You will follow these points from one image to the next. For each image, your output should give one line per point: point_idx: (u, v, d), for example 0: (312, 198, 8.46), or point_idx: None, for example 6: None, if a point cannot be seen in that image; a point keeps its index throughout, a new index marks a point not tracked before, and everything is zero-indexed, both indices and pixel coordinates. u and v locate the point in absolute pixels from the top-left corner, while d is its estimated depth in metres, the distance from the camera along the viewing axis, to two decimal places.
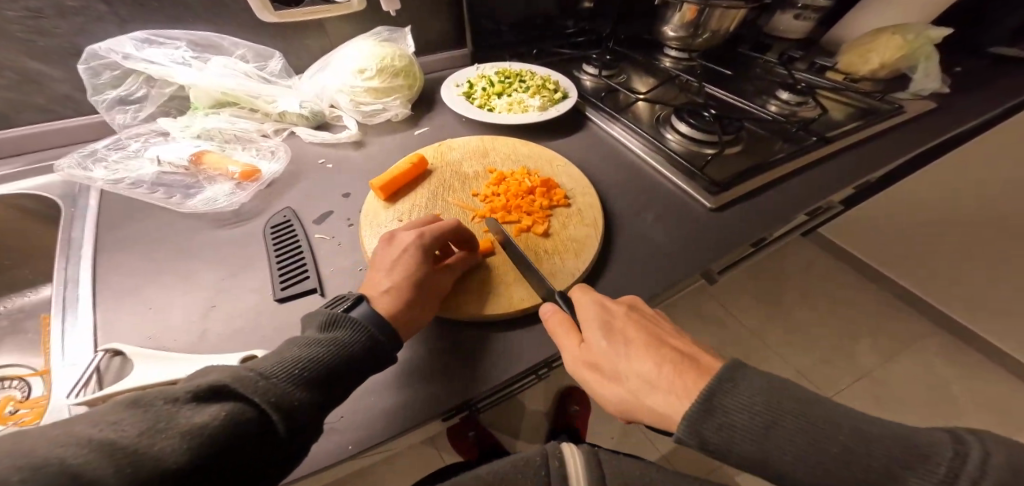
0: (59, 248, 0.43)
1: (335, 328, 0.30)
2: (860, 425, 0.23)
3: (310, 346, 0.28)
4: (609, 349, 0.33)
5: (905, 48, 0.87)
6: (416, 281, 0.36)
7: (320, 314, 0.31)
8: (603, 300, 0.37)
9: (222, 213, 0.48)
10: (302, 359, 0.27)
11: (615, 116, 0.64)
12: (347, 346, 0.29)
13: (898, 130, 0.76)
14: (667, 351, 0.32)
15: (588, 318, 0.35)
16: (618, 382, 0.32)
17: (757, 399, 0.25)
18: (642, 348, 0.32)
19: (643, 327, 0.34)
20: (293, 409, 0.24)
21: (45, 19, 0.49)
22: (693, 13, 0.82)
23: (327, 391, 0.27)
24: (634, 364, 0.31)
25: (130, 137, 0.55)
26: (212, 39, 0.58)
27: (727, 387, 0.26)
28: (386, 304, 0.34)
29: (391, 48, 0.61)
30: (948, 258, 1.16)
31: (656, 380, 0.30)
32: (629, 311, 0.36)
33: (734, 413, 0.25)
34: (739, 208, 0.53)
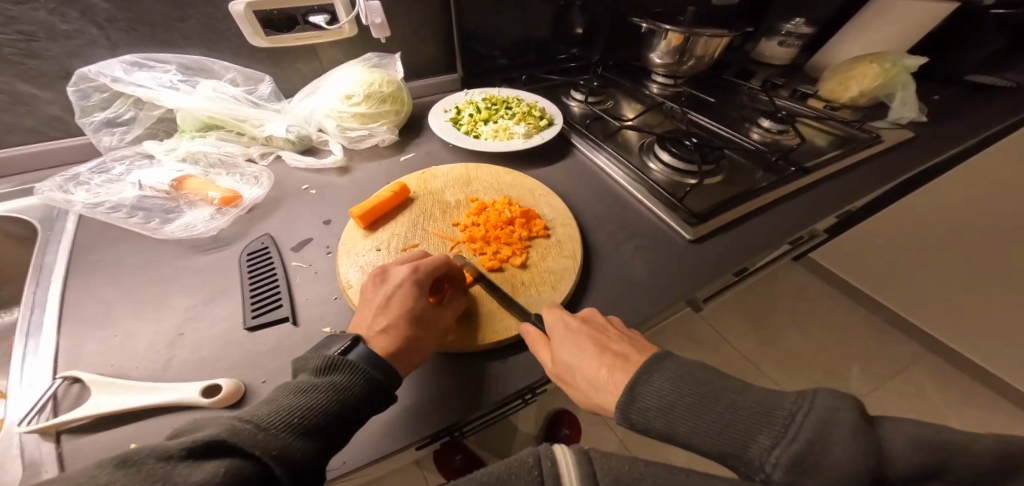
0: (32, 273, 0.43)
1: (332, 372, 0.29)
2: (754, 395, 0.26)
3: (307, 392, 0.27)
4: (566, 358, 0.34)
5: (881, 76, 0.90)
6: (412, 317, 0.36)
7: (315, 359, 0.30)
8: (564, 315, 0.38)
9: (200, 238, 0.48)
10: (299, 407, 0.26)
11: (599, 145, 0.65)
12: (347, 390, 0.28)
13: (877, 160, 0.78)
14: (609, 355, 0.34)
15: (554, 334, 0.37)
16: (576, 387, 0.35)
17: (670, 384, 0.28)
18: (592, 354, 0.34)
19: (592, 333, 0.36)
20: (296, 461, 0.23)
21: (37, 41, 0.49)
22: (678, 40, 0.84)
23: (326, 440, 0.26)
24: (588, 371, 0.33)
25: (115, 160, 0.56)
26: (202, 62, 0.59)
27: (644, 379, 0.29)
28: (384, 344, 0.34)
29: (378, 74, 0.62)
30: (933, 280, 1.18)
31: (605, 384, 0.33)
32: (585, 322, 0.38)
33: (647, 397, 0.28)
34: (719, 238, 0.54)
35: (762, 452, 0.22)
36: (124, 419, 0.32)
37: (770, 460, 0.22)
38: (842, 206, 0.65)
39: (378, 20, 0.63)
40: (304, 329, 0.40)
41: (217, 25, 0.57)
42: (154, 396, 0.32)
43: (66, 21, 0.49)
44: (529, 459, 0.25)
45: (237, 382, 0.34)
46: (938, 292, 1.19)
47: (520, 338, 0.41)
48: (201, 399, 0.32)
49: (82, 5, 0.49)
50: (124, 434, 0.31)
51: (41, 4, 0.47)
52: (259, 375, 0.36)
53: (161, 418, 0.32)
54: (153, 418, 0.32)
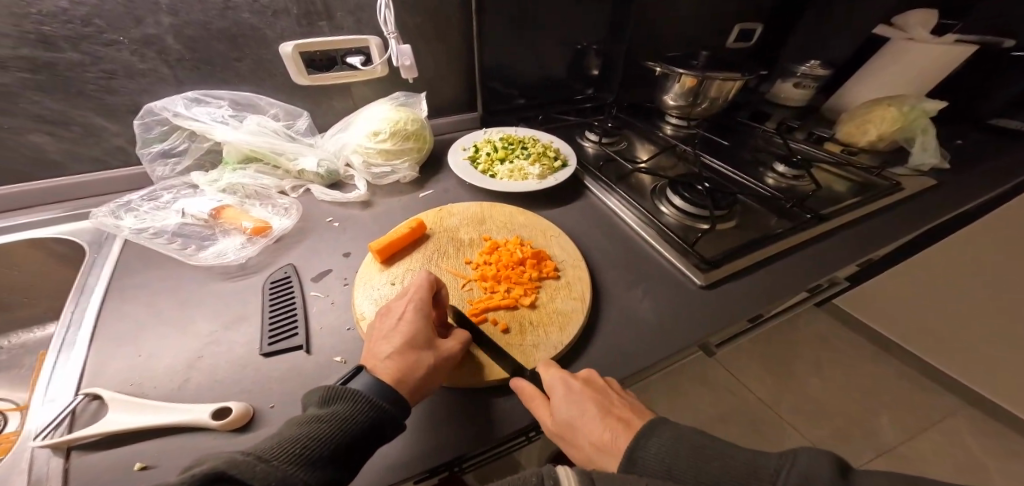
0: (74, 291, 0.46)
1: (334, 403, 0.30)
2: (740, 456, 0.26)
3: (310, 423, 0.28)
4: (568, 421, 0.33)
5: (900, 120, 0.90)
6: (416, 343, 0.36)
7: (320, 391, 0.31)
8: (564, 375, 0.37)
9: (229, 265, 0.51)
10: (302, 438, 0.26)
11: (612, 187, 0.67)
12: (347, 418, 0.29)
13: (899, 208, 0.76)
14: (610, 419, 0.33)
15: (553, 393, 0.36)
16: (579, 450, 0.33)
17: (663, 446, 0.28)
18: (593, 417, 0.33)
19: (593, 395, 0.35)
20: None
21: (117, 79, 0.56)
22: (692, 83, 0.87)
23: (329, 471, 0.26)
24: (587, 433, 0.33)
25: (164, 190, 0.61)
26: (251, 99, 0.65)
27: (641, 441, 0.29)
28: (389, 369, 0.34)
29: (405, 113, 0.66)
30: (968, 328, 1.12)
31: (606, 445, 0.32)
32: (584, 382, 0.36)
33: (648, 461, 0.28)
34: (731, 286, 0.53)
35: None
36: (132, 438, 0.33)
37: None
38: (862, 253, 0.63)
39: (408, 62, 0.68)
40: (316, 357, 0.41)
41: (268, 65, 0.63)
42: (166, 415, 0.34)
43: (143, 60, 0.56)
44: (532, 479, 0.25)
45: (246, 406, 0.35)
46: (975, 341, 1.12)
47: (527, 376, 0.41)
48: (209, 422, 0.33)
49: (158, 47, 0.55)
50: (130, 452, 0.32)
51: (125, 45, 0.53)
52: (268, 400, 0.37)
53: (168, 438, 0.33)
54: (160, 438, 0.33)
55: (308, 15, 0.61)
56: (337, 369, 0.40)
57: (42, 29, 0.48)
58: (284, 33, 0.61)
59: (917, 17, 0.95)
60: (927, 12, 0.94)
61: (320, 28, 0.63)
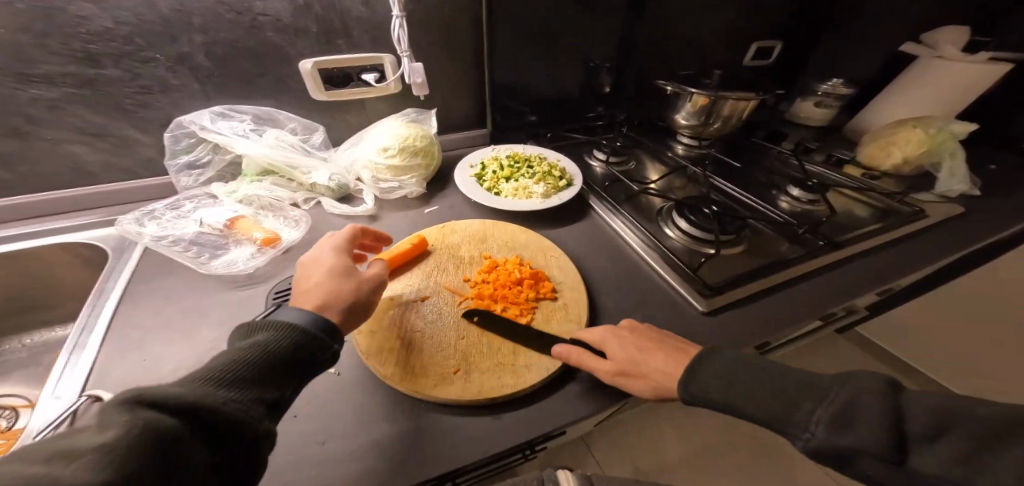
0: (93, 295, 0.49)
1: (255, 336, 0.30)
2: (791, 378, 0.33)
3: (233, 354, 0.28)
4: (626, 355, 0.40)
5: (926, 143, 0.86)
6: (341, 279, 0.40)
7: (240, 329, 0.31)
8: (610, 327, 0.44)
9: (238, 275, 0.53)
10: (223, 369, 0.26)
11: (616, 209, 0.67)
12: (276, 346, 0.30)
13: (922, 237, 0.73)
14: (669, 348, 0.41)
15: (607, 341, 0.43)
16: (647, 379, 0.39)
17: (726, 366, 0.36)
18: (653, 350, 0.41)
19: (646, 337, 0.43)
20: (228, 409, 0.24)
21: (151, 94, 0.60)
22: (705, 102, 0.84)
23: (262, 389, 0.27)
24: (661, 365, 0.39)
25: (187, 199, 0.64)
26: (272, 114, 0.68)
27: (702, 364, 0.37)
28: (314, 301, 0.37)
29: (414, 129, 0.68)
30: (1001, 363, 1.05)
31: (675, 372, 0.38)
32: (633, 331, 0.44)
33: (708, 378, 0.36)
34: (735, 313, 0.52)
35: (805, 418, 0.30)
36: None
37: (812, 421, 0.30)
38: (879, 282, 0.61)
39: (419, 80, 0.70)
40: None
41: (288, 81, 0.67)
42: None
43: (176, 76, 0.59)
44: None
45: None
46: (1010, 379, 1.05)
47: (518, 395, 0.41)
48: None
49: (190, 64, 0.59)
50: None
51: (160, 62, 0.57)
52: None
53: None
54: None
55: (327, 33, 0.64)
56: (331, 381, 0.41)
57: (89, 47, 0.53)
58: (305, 50, 0.64)
59: (947, 34, 0.94)
60: (955, 31, 0.93)
61: (338, 46, 0.66)
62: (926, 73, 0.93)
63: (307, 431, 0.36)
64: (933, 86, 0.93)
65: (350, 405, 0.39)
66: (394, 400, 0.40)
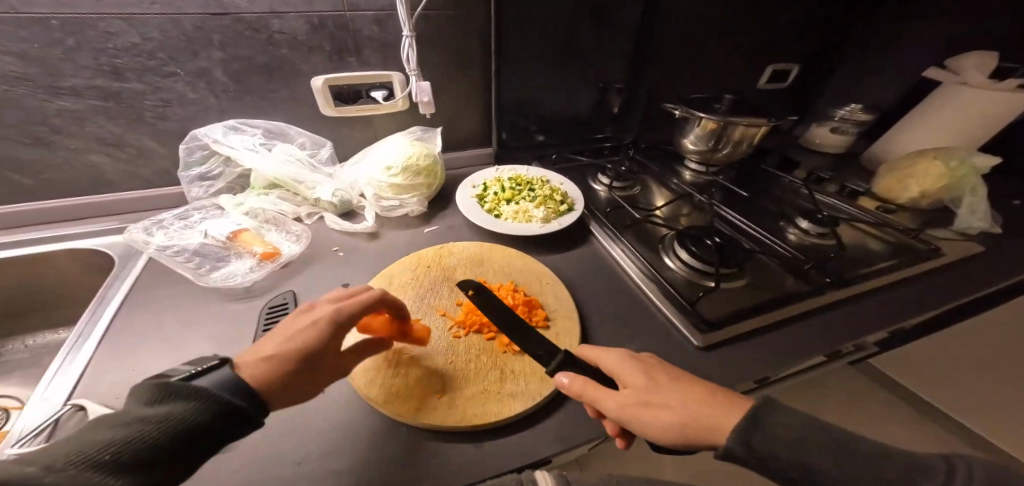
0: (94, 301, 0.51)
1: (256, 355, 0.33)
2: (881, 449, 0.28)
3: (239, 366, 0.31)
4: (648, 385, 0.36)
5: (946, 177, 0.83)
6: (313, 344, 0.35)
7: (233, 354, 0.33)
8: (630, 353, 0.40)
9: (235, 288, 0.54)
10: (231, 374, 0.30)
11: (616, 236, 0.66)
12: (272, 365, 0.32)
13: (937, 276, 0.70)
14: (703, 384, 0.36)
15: (626, 369, 0.38)
16: (670, 408, 0.33)
17: (794, 421, 0.30)
18: (681, 383, 0.36)
19: (672, 369, 0.38)
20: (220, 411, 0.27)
21: (171, 107, 0.62)
22: (712, 127, 0.84)
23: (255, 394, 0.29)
24: (687, 391, 0.34)
25: (195, 209, 0.66)
26: (283, 129, 0.70)
27: (764, 415, 0.31)
28: (257, 371, 0.31)
29: (419, 148, 0.69)
30: None
31: (709, 402, 0.33)
32: (656, 360, 0.39)
33: (776, 429, 0.30)
34: (732, 350, 0.50)
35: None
36: None
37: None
38: (890, 323, 0.58)
39: (426, 98, 0.72)
40: None
41: (301, 96, 0.69)
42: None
43: (194, 90, 0.62)
44: None
45: None
46: None
47: (502, 424, 0.40)
48: None
49: (209, 79, 0.62)
50: None
51: (180, 77, 0.60)
52: None
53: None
54: None
55: (340, 52, 0.66)
56: (313, 401, 0.41)
57: (115, 62, 0.55)
58: (317, 67, 0.66)
59: (975, 59, 0.88)
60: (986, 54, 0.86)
61: (349, 63, 0.67)
62: (956, 102, 0.89)
63: (281, 451, 0.36)
64: (960, 115, 0.89)
65: (330, 426, 0.39)
66: (376, 424, 0.39)
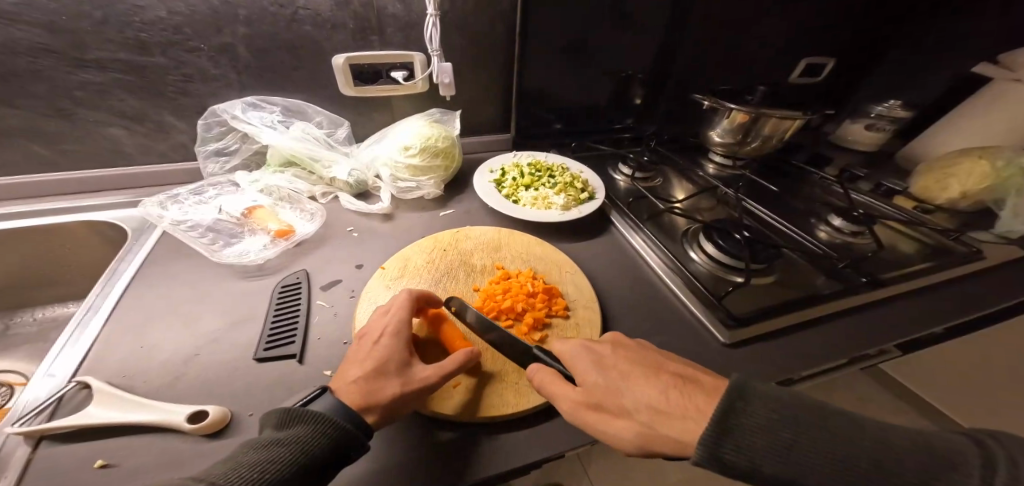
0: (105, 274, 0.50)
1: (294, 425, 0.29)
2: (892, 433, 0.24)
3: (273, 447, 0.27)
4: (605, 384, 0.33)
5: (992, 177, 0.79)
6: (387, 362, 0.35)
7: (276, 413, 0.30)
8: (587, 343, 0.38)
9: (249, 266, 0.53)
10: (260, 463, 0.26)
11: (638, 226, 0.64)
12: (310, 443, 0.28)
13: (976, 280, 0.67)
14: (666, 376, 0.33)
15: (579, 364, 0.36)
16: (630, 417, 0.31)
17: (772, 413, 0.26)
18: (641, 377, 0.33)
19: (636, 360, 0.35)
20: None
21: (192, 83, 0.61)
22: (743, 119, 0.80)
23: None
24: (642, 392, 0.32)
25: (209, 185, 0.65)
26: (301, 107, 0.68)
27: (743, 408, 0.26)
28: (353, 395, 0.32)
29: (437, 130, 0.67)
30: None
31: (667, 406, 0.30)
32: (616, 348, 0.37)
33: (752, 427, 0.25)
34: (760, 348, 0.47)
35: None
36: (102, 434, 0.33)
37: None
38: (928, 328, 0.55)
39: (447, 80, 0.70)
40: (307, 367, 0.41)
41: (321, 75, 0.67)
42: (136, 413, 0.34)
43: (217, 66, 0.60)
44: None
45: (224, 411, 0.35)
46: None
47: (518, 416, 0.38)
48: (184, 424, 0.33)
49: (231, 54, 0.60)
50: (99, 448, 0.32)
51: (203, 52, 0.58)
52: (247, 407, 0.37)
53: (138, 437, 0.33)
54: (129, 435, 0.33)
55: (363, 30, 0.64)
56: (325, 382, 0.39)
57: (141, 35, 0.54)
58: (339, 45, 0.64)
59: None
60: None
61: (371, 42, 0.65)
62: (1012, 100, 0.83)
63: None
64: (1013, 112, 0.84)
65: None
66: None
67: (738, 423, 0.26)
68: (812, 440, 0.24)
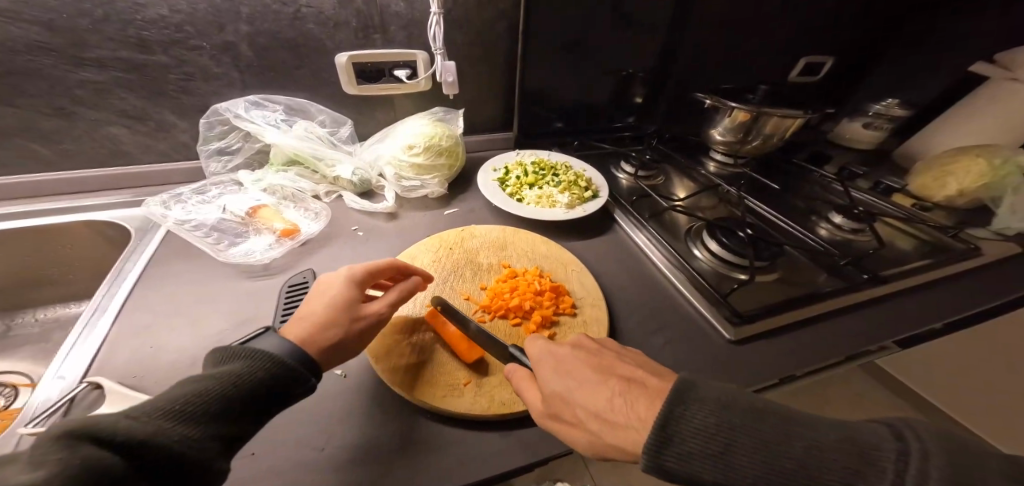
0: (111, 275, 0.49)
1: (230, 362, 0.29)
2: (834, 433, 0.22)
3: (205, 378, 0.27)
4: (559, 392, 0.33)
5: (990, 175, 0.79)
6: (336, 307, 0.37)
7: (213, 354, 0.30)
8: (549, 346, 0.37)
9: (254, 265, 0.52)
10: (195, 391, 0.25)
11: (641, 223, 0.64)
12: (249, 375, 0.28)
13: (974, 276, 0.68)
14: (615, 381, 0.31)
15: (540, 370, 0.35)
16: (581, 426, 0.31)
17: (713, 418, 0.24)
18: (591, 383, 0.32)
19: (592, 363, 0.34)
20: (178, 445, 0.22)
21: (194, 82, 0.60)
22: (745, 118, 0.80)
23: (226, 417, 0.25)
24: (590, 400, 0.31)
25: (212, 185, 0.65)
26: (304, 105, 0.68)
27: (679, 415, 0.25)
28: (297, 331, 0.35)
29: (441, 128, 0.67)
30: None
31: (613, 415, 0.29)
32: (575, 350, 0.36)
33: (689, 437, 0.24)
34: (765, 345, 0.48)
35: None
36: None
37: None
38: (929, 324, 0.56)
39: (450, 79, 0.70)
40: None
41: (323, 74, 0.67)
42: None
43: (219, 65, 0.60)
44: None
45: None
46: None
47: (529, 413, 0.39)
48: None
49: (233, 53, 0.60)
50: None
51: (206, 51, 0.58)
52: None
53: None
54: None
55: (366, 28, 0.63)
56: (337, 383, 0.40)
57: (142, 34, 0.54)
58: (342, 44, 0.64)
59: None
60: None
61: (374, 41, 0.65)
62: (1013, 98, 0.84)
63: (307, 435, 0.35)
64: (1008, 111, 0.85)
65: (352, 409, 0.38)
66: (401, 408, 0.39)
67: (676, 431, 0.24)
68: (749, 448, 0.23)
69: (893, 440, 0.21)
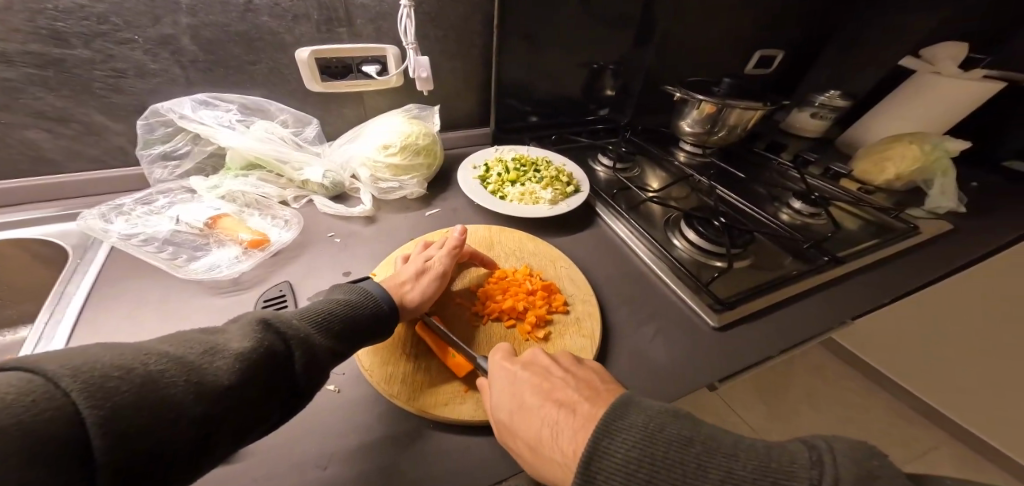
0: (49, 299, 0.44)
1: (351, 295, 0.39)
2: (752, 459, 0.23)
3: (337, 305, 0.37)
4: (502, 417, 0.33)
5: (920, 159, 0.88)
6: (416, 270, 0.48)
7: (345, 286, 0.41)
8: (501, 366, 0.37)
9: (220, 280, 0.48)
10: (326, 312, 0.35)
11: (622, 215, 0.65)
12: (358, 308, 0.38)
13: (917, 251, 0.75)
14: (551, 409, 0.31)
15: (490, 389, 0.36)
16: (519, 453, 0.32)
17: (635, 451, 0.25)
18: (529, 411, 0.32)
19: (535, 387, 0.34)
20: (313, 344, 0.31)
21: (126, 78, 0.54)
22: (711, 110, 0.84)
23: (337, 335, 0.34)
24: (527, 429, 0.31)
25: (160, 193, 0.59)
26: (261, 103, 0.63)
27: (604, 448, 0.25)
28: (389, 278, 0.46)
29: (417, 126, 0.64)
30: (960, 365, 1.16)
31: (543, 448, 0.30)
32: (523, 372, 0.36)
33: (611, 474, 0.24)
34: (744, 328, 0.51)
35: None
36: None
37: None
38: (883, 297, 0.62)
39: (424, 74, 0.66)
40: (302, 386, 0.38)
41: (283, 70, 0.62)
42: None
43: (156, 60, 0.54)
44: None
45: None
46: (963, 376, 1.18)
47: None
48: None
49: (174, 47, 0.54)
50: None
51: (139, 44, 0.52)
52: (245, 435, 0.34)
53: None
54: None
55: (329, 21, 0.59)
56: (330, 400, 0.38)
57: (55, 25, 0.47)
58: (303, 37, 0.59)
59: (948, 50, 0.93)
60: (956, 45, 0.93)
61: (338, 35, 0.61)
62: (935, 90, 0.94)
63: (304, 458, 0.33)
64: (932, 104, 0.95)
65: (346, 427, 0.36)
66: (398, 422, 0.37)
67: (598, 467, 0.25)
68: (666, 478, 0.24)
69: (811, 465, 0.22)
